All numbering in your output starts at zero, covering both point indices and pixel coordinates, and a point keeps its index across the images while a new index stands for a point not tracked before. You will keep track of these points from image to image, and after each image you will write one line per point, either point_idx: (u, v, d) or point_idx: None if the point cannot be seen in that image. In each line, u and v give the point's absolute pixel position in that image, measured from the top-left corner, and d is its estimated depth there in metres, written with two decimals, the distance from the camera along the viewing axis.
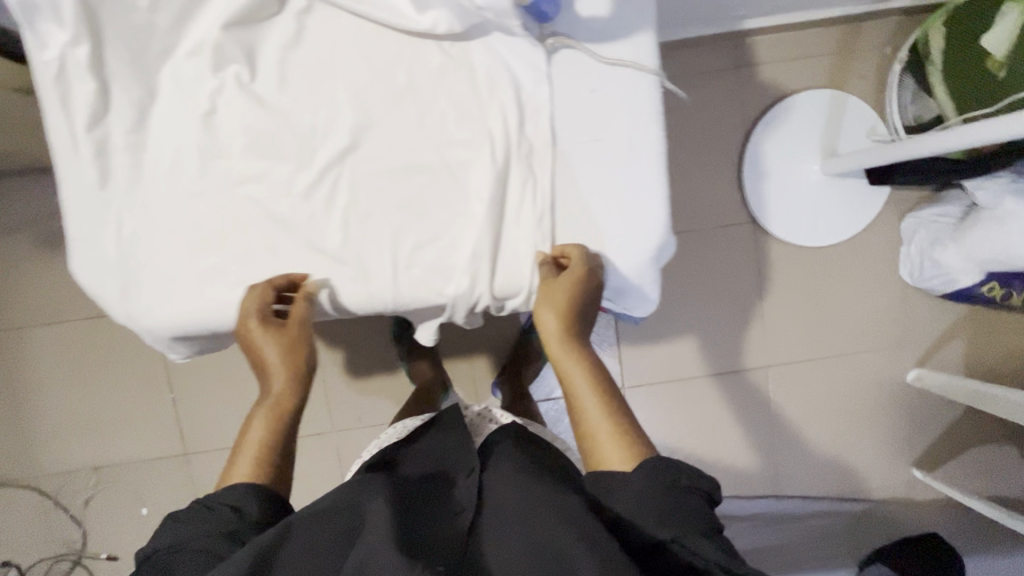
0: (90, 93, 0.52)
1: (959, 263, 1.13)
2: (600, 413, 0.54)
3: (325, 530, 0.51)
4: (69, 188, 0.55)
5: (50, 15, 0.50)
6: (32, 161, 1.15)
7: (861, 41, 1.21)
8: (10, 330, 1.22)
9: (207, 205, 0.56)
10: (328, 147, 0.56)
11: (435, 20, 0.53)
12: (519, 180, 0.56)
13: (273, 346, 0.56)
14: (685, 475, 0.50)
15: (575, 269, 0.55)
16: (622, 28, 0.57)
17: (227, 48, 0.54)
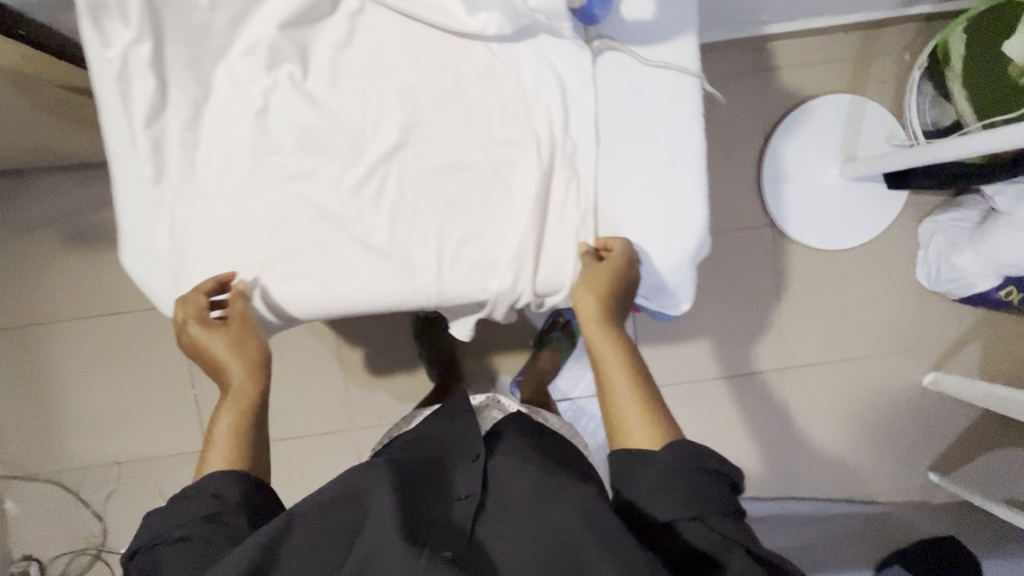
0: (150, 90, 0.54)
1: (976, 267, 1.14)
2: (632, 398, 0.54)
3: (330, 519, 0.52)
4: (125, 182, 0.57)
5: (115, 15, 0.52)
6: (64, 158, 1.16)
7: (880, 47, 1.23)
8: (36, 325, 1.23)
9: (258, 200, 0.57)
10: (377, 145, 0.57)
11: (486, 22, 0.54)
12: (562, 178, 0.58)
13: (221, 342, 0.56)
14: (712, 458, 0.49)
15: (615, 259, 0.57)
16: (665, 32, 0.59)
17: (282, 48, 0.55)
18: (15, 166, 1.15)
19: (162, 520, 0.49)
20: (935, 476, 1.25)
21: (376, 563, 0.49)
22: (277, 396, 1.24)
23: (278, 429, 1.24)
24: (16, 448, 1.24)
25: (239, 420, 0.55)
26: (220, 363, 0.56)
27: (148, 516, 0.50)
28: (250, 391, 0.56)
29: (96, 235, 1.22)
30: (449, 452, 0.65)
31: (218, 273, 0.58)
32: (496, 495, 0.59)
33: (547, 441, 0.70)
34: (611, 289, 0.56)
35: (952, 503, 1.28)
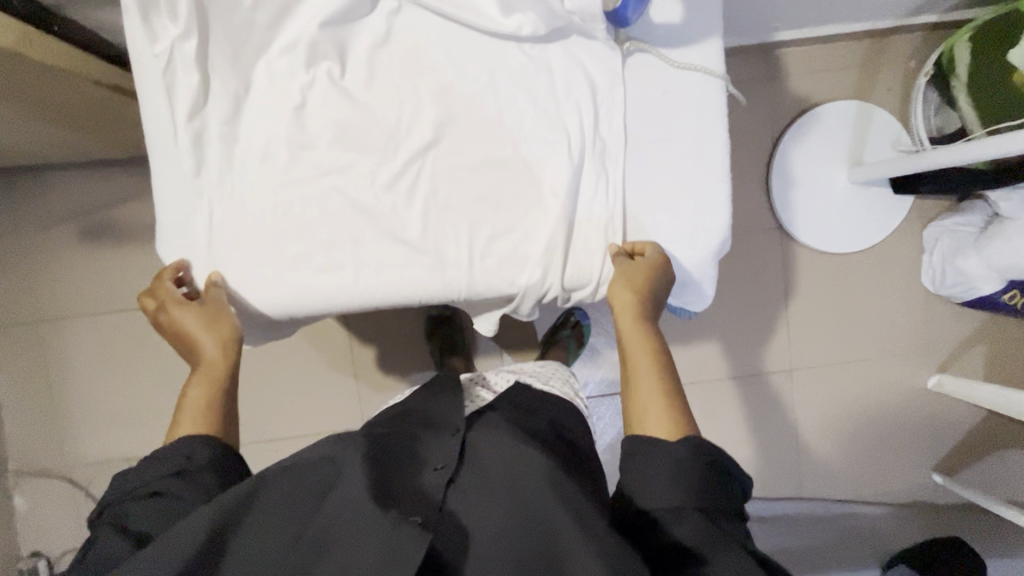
0: (194, 85, 0.56)
1: (982, 271, 1.16)
2: (655, 391, 0.56)
3: (301, 483, 0.53)
4: (165, 174, 0.59)
5: (164, 11, 0.55)
6: (83, 155, 1.17)
7: (887, 55, 1.25)
8: (50, 320, 1.23)
9: (295, 193, 0.59)
10: (412, 141, 0.59)
11: (520, 23, 0.57)
12: (590, 174, 0.59)
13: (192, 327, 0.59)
14: (728, 460, 0.52)
15: (650, 260, 0.59)
16: (691, 35, 0.61)
17: (322, 45, 0.57)
18: (34, 161, 1.16)
19: (133, 478, 0.52)
20: (939, 477, 1.27)
21: (339, 522, 0.49)
22: (289, 392, 1.24)
23: (290, 426, 1.25)
24: (28, 443, 1.24)
25: (208, 393, 0.58)
26: (191, 343, 0.59)
27: (121, 473, 0.53)
28: (219, 367, 0.60)
29: (112, 230, 1.22)
30: (427, 424, 0.62)
31: (255, 264, 0.59)
32: (473, 466, 0.57)
33: (536, 418, 0.67)
34: (646, 288, 0.58)
35: (957, 504, 1.30)
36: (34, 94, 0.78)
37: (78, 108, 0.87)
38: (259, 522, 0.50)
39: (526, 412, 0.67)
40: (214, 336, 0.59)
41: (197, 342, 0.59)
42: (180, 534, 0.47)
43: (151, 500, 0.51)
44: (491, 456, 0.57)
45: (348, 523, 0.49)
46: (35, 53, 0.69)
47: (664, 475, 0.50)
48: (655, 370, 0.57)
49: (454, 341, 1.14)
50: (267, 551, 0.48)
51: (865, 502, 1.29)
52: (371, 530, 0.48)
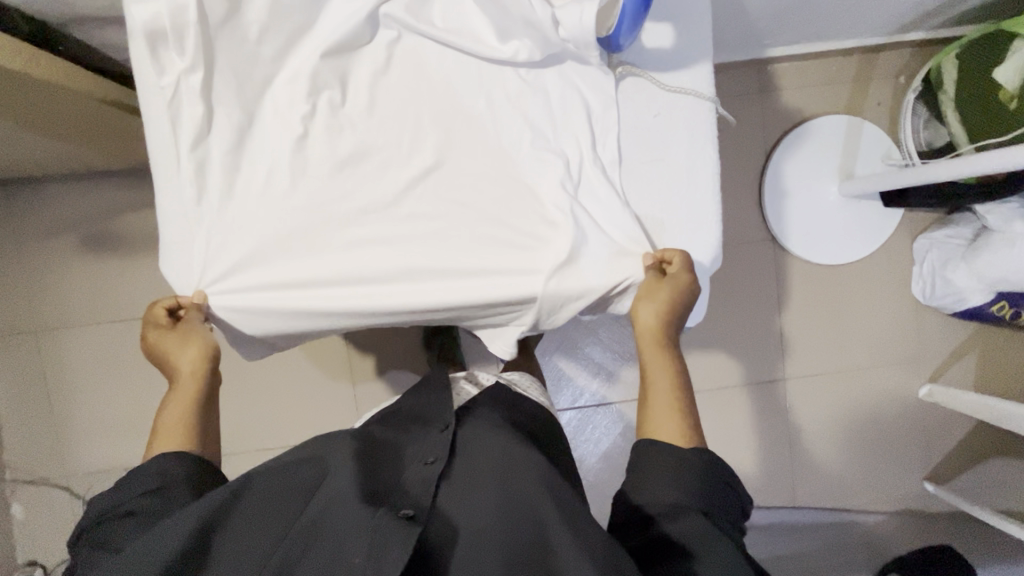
0: (198, 116, 0.58)
1: (971, 282, 1.18)
2: (669, 399, 0.59)
3: (288, 480, 0.57)
4: (172, 199, 0.61)
5: (171, 44, 0.57)
6: (82, 167, 1.19)
7: (876, 70, 1.28)
8: (48, 330, 1.24)
9: (296, 217, 0.60)
10: (413, 164, 0.61)
11: (517, 49, 0.59)
12: (592, 198, 0.61)
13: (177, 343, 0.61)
14: (730, 473, 0.55)
15: (677, 275, 0.60)
16: (681, 59, 0.63)
17: (324, 75, 0.60)
18: (37, 173, 1.17)
19: (111, 496, 0.54)
20: (930, 486, 1.29)
21: (327, 516, 0.52)
22: (287, 402, 1.25)
23: (288, 435, 1.25)
24: (26, 452, 1.24)
25: (186, 411, 0.60)
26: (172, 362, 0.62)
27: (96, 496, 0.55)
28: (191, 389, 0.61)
29: (112, 240, 1.23)
30: (420, 420, 0.67)
31: (256, 281, 0.60)
32: (465, 458, 0.60)
33: (517, 411, 0.72)
34: (671, 305, 0.59)
35: (950, 512, 1.31)
36: (40, 111, 0.80)
37: (80, 123, 0.88)
38: (244, 524, 0.52)
39: (509, 407, 0.72)
40: (195, 355, 0.61)
41: (178, 362, 0.62)
42: (160, 539, 0.49)
43: (129, 515, 0.53)
44: (481, 448, 0.61)
45: (335, 516, 0.52)
46: (40, 73, 0.71)
47: (670, 472, 0.54)
48: (671, 377, 0.61)
49: (451, 351, 1.15)
50: (252, 550, 0.51)
51: (858, 510, 1.30)
52: (358, 521, 0.51)
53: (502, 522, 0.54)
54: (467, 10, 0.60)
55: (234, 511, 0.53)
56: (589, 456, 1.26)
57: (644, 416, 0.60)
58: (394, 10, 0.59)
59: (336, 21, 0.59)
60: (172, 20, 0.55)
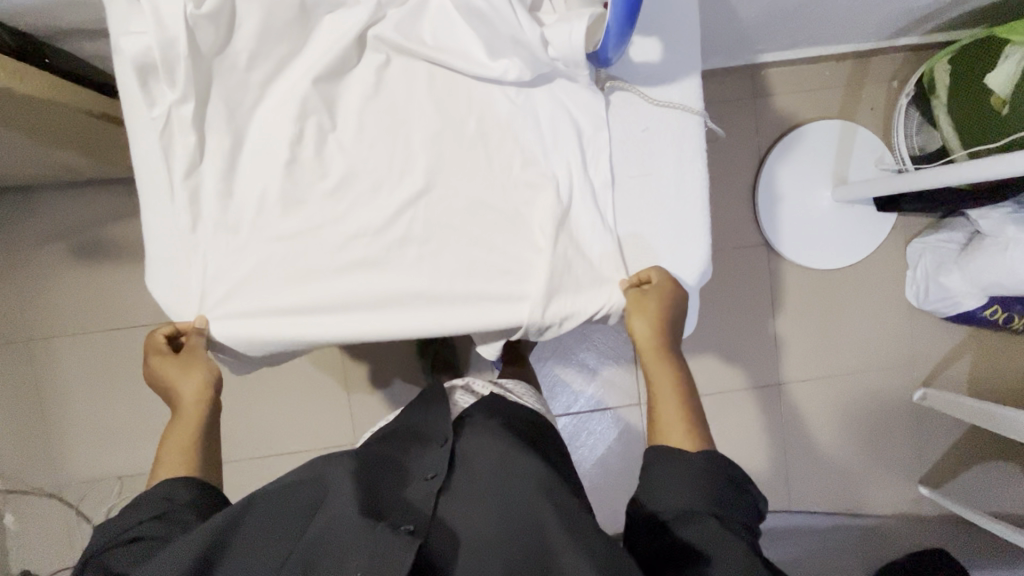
0: (190, 145, 0.57)
1: (964, 287, 1.18)
2: (676, 409, 0.58)
3: (291, 500, 0.56)
4: (165, 224, 0.61)
5: (162, 77, 0.55)
6: (71, 176, 1.17)
7: (870, 75, 1.28)
8: (40, 339, 1.23)
9: (287, 245, 0.60)
10: (403, 190, 0.60)
11: (507, 67, 0.58)
12: (586, 220, 0.61)
13: (176, 369, 0.61)
14: (740, 472, 0.54)
15: (659, 284, 0.60)
16: (670, 75, 0.62)
17: (313, 100, 0.59)
18: (29, 181, 1.16)
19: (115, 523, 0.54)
20: (925, 490, 1.29)
21: (330, 536, 0.52)
22: (281, 409, 1.25)
23: (282, 443, 1.25)
24: (19, 462, 1.24)
25: (189, 436, 0.60)
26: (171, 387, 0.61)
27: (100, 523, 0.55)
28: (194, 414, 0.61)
29: (105, 248, 1.23)
30: (419, 437, 0.66)
31: (247, 305, 0.60)
32: (464, 473, 0.61)
33: (516, 419, 0.71)
34: (660, 317, 0.59)
35: (943, 515, 1.31)
36: (29, 123, 0.79)
37: (68, 134, 0.88)
38: (245, 548, 0.52)
39: (508, 415, 0.71)
40: (196, 379, 0.61)
41: (179, 387, 0.61)
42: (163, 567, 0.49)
43: (133, 540, 0.52)
44: (480, 461, 0.61)
45: (337, 537, 0.52)
46: (27, 89, 0.70)
47: (678, 479, 0.52)
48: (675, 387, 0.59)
49: (445, 358, 1.15)
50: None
51: (852, 514, 1.31)
52: (360, 542, 0.51)
53: (506, 531, 0.54)
54: (457, 27, 0.58)
55: (236, 537, 0.53)
56: (585, 461, 1.26)
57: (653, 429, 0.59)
58: (384, 32, 0.58)
59: (326, 42, 0.58)
60: (162, 53, 0.53)
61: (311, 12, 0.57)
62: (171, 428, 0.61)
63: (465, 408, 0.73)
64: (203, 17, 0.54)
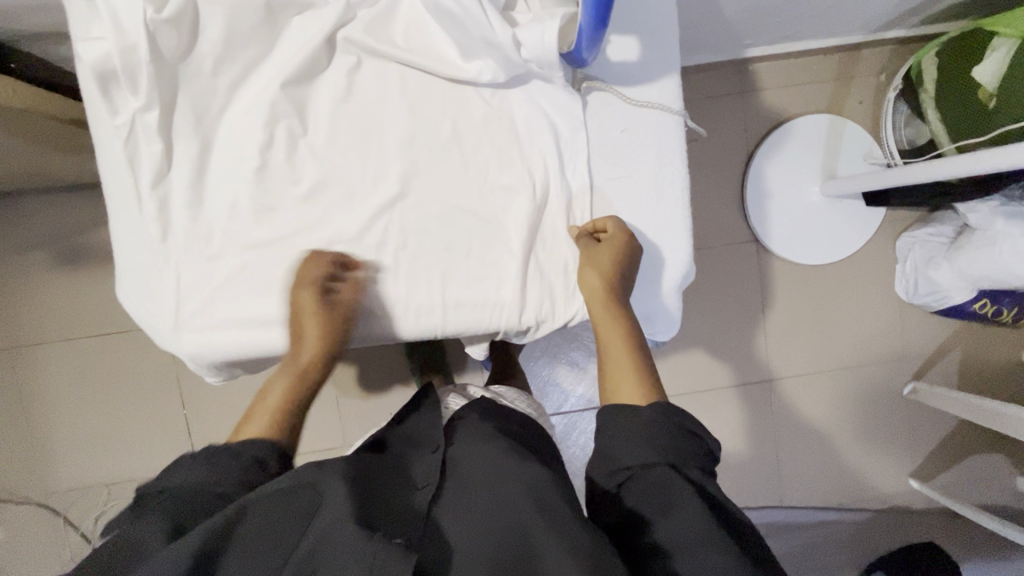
0: (157, 154, 0.56)
1: (953, 280, 1.17)
2: (627, 365, 0.56)
3: (290, 505, 0.51)
4: (134, 235, 0.59)
5: (123, 84, 0.54)
6: (49, 182, 1.15)
7: (858, 69, 1.27)
8: (23, 347, 1.22)
9: (261, 255, 0.59)
10: (377, 196, 0.59)
11: (480, 69, 0.56)
12: (566, 226, 0.61)
13: (314, 326, 0.57)
14: (691, 419, 0.53)
15: (614, 237, 0.58)
16: (649, 74, 0.61)
17: (281, 106, 0.58)
18: (5, 188, 1.14)
19: (181, 477, 0.51)
20: (915, 483, 1.29)
21: (328, 547, 0.48)
22: None
23: None
24: (5, 471, 1.22)
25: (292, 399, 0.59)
26: (290, 341, 0.59)
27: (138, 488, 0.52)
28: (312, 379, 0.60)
29: (86, 255, 1.21)
30: (413, 444, 0.67)
31: (220, 317, 0.59)
32: (453, 479, 0.60)
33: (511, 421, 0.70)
34: (613, 269, 0.57)
35: (934, 509, 1.31)
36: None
37: (39, 142, 0.86)
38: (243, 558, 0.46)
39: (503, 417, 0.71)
40: (318, 339, 0.58)
41: (302, 341, 0.58)
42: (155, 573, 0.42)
43: (187, 498, 0.50)
44: (472, 463, 0.60)
45: (332, 546, 0.48)
46: None
47: (633, 432, 0.51)
48: (626, 341, 0.57)
49: (433, 360, 1.13)
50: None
51: (845, 508, 1.30)
52: (357, 551, 0.47)
53: (495, 529, 0.52)
54: (429, 29, 0.57)
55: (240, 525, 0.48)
56: (576, 461, 1.25)
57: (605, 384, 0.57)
58: (354, 33, 0.57)
59: (295, 45, 0.57)
60: (123, 60, 0.52)
61: (277, 13, 0.56)
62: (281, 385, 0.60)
63: (457, 412, 0.73)
64: (164, 22, 0.52)
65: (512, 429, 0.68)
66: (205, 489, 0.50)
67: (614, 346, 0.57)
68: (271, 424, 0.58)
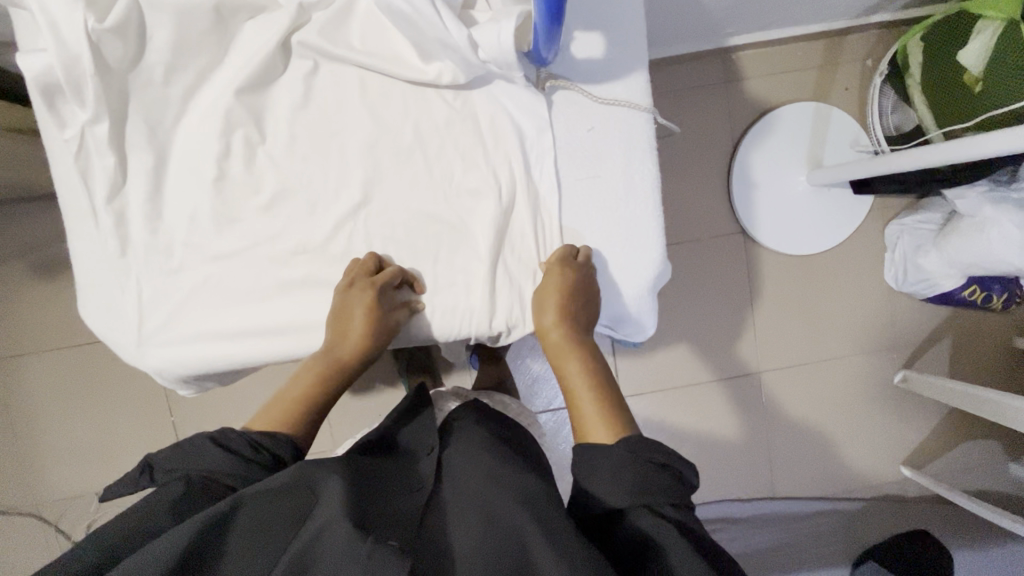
0: (109, 166, 0.55)
1: (942, 268, 1.16)
2: (592, 400, 0.55)
3: (284, 506, 0.49)
4: (94, 250, 0.58)
5: (70, 97, 0.53)
6: (21, 193, 1.13)
7: (843, 55, 1.24)
8: (6, 358, 1.20)
9: (225, 266, 0.58)
10: (341, 203, 0.58)
11: (440, 70, 0.56)
12: (535, 230, 0.60)
13: (359, 331, 0.58)
14: (663, 452, 0.49)
15: (557, 271, 0.57)
16: (615, 69, 0.60)
17: (236, 114, 0.56)
18: None
19: (192, 459, 0.51)
20: (907, 471, 1.29)
21: (324, 547, 0.46)
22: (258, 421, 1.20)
23: None
24: None
25: (316, 393, 0.60)
26: (325, 343, 0.59)
27: (152, 452, 0.53)
28: (340, 376, 0.60)
29: (59, 266, 1.18)
30: (401, 449, 0.65)
31: (182, 330, 0.58)
32: (451, 488, 0.58)
33: (503, 425, 0.70)
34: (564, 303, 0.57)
35: (926, 496, 1.31)
36: None
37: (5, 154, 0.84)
38: (243, 547, 0.46)
39: (494, 420, 0.71)
40: (359, 343, 0.58)
41: (343, 342, 0.58)
42: (153, 553, 0.43)
43: (200, 476, 0.51)
44: (467, 475, 0.59)
45: (333, 548, 0.46)
46: None
47: (604, 469, 0.50)
48: (589, 376, 0.57)
49: (420, 362, 1.12)
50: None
51: (838, 498, 1.30)
52: (349, 555, 0.45)
53: (490, 538, 0.50)
54: (389, 32, 0.56)
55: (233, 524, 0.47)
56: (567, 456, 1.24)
57: (575, 421, 0.56)
58: (308, 37, 0.56)
59: (248, 51, 0.55)
60: (66, 72, 0.51)
61: (228, 19, 0.55)
62: (306, 379, 0.60)
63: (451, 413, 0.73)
64: (107, 31, 0.51)
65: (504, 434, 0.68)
66: (215, 478, 0.51)
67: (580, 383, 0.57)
68: (287, 418, 0.59)
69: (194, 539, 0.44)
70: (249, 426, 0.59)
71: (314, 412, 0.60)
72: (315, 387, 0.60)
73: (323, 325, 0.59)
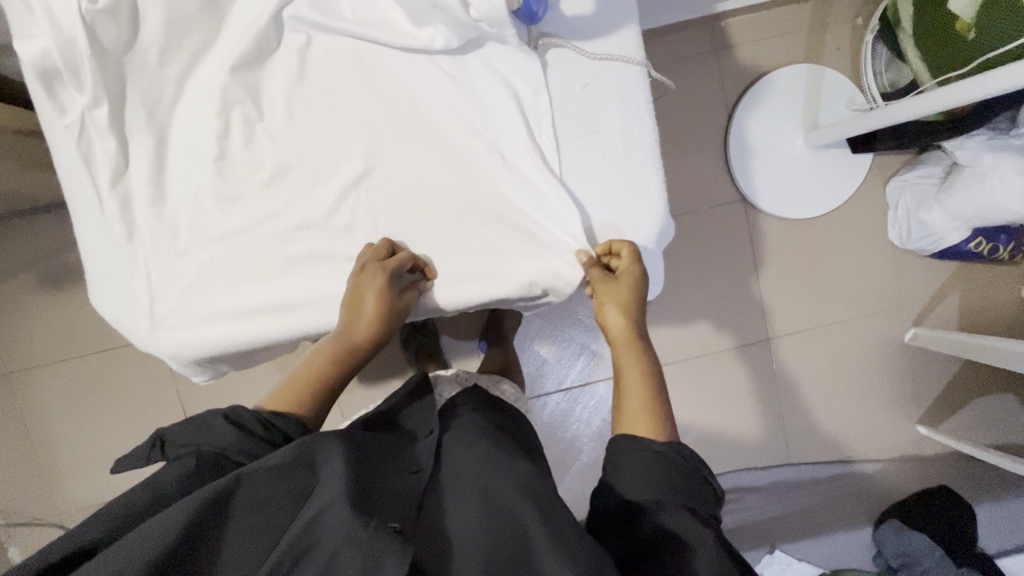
0: (112, 150, 0.56)
1: (946, 223, 1.15)
2: (639, 395, 0.55)
3: (284, 484, 0.49)
4: (98, 236, 0.59)
5: (69, 81, 0.54)
6: (26, 204, 1.15)
7: (833, 15, 1.24)
8: (19, 370, 1.21)
9: (228, 247, 0.58)
10: (342, 175, 0.59)
11: (433, 35, 0.56)
12: (540, 191, 0.59)
13: (371, 311, 0.57)
14: (705, 467, 0.51)
15: (629, 267, 0.58)
16: (606, 24, 0.60)
17: (233, 91, 0.57)
18: None
19: (202, 437, 0.52)
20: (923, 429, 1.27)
21: (322, 529, 0.46)
22: None
23: None
24: (16, 497, 1.21)
25: (329, 372, 0.61)
26: (337, 325, 0.59)
27: (164, 427, 0.53)
28: (353, 356, 0.60)
29: (68, 273, 1.19)
30: (400, 428, 0.64)
31: (192, 311, 0.58)
32: (447, 471, 0.59)
33: (499, 411, 0.72)
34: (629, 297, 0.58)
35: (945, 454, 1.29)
36: None
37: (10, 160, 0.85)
38: (244, 525, 0.46)
39: (492, 408, 0.71)
40: (370, 324, 0.58)
41: (356, 323, 0.58)
42: (159, 523, 0.43)
43: (209, 452, 0.51)
44: (466, 460, 0.59)
45: (330, 529, 0.46)
46: None
47: (654, 456, 0.50)
48: (642, 376, 0.56)
49: (428, 348, 1.11)
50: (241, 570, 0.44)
51: (854, 460, 1.28)
52: (349, 539, 0.45)
53: (490, 525, 0.50)
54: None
55: (230, 506, 0.47)
56: (581, 436, 1.23)
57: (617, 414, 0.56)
58: (299, 10, 0.56)
59: (240, 28, 0.56)
60: (63, 56, 0.52)
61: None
62: (321, 357, 0.61)
63: (452, 398, 0.74)
64: (101, 12, 0.52)
65: (502, 422, 0.69)
66: (225, 455, 0.52)
67: (631, 374, 0.56)
68: (298, 399, 0.60)
69: (193, 515, 0.44)
70: (264, 403, 0.61)
71: (325, 392, 0.62)
72: (329, 366, 0.61)
73: (342, 304, 0.58)
